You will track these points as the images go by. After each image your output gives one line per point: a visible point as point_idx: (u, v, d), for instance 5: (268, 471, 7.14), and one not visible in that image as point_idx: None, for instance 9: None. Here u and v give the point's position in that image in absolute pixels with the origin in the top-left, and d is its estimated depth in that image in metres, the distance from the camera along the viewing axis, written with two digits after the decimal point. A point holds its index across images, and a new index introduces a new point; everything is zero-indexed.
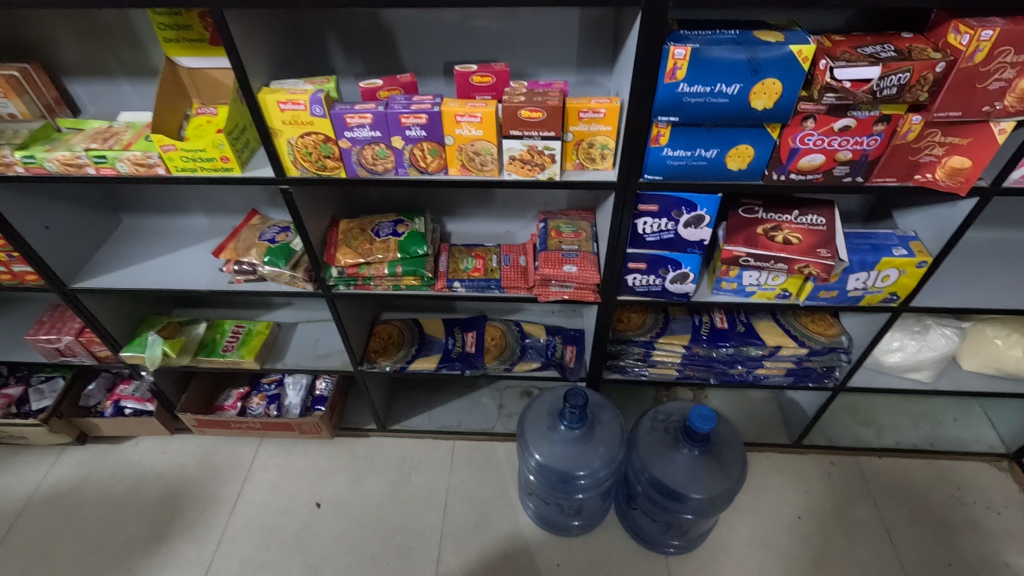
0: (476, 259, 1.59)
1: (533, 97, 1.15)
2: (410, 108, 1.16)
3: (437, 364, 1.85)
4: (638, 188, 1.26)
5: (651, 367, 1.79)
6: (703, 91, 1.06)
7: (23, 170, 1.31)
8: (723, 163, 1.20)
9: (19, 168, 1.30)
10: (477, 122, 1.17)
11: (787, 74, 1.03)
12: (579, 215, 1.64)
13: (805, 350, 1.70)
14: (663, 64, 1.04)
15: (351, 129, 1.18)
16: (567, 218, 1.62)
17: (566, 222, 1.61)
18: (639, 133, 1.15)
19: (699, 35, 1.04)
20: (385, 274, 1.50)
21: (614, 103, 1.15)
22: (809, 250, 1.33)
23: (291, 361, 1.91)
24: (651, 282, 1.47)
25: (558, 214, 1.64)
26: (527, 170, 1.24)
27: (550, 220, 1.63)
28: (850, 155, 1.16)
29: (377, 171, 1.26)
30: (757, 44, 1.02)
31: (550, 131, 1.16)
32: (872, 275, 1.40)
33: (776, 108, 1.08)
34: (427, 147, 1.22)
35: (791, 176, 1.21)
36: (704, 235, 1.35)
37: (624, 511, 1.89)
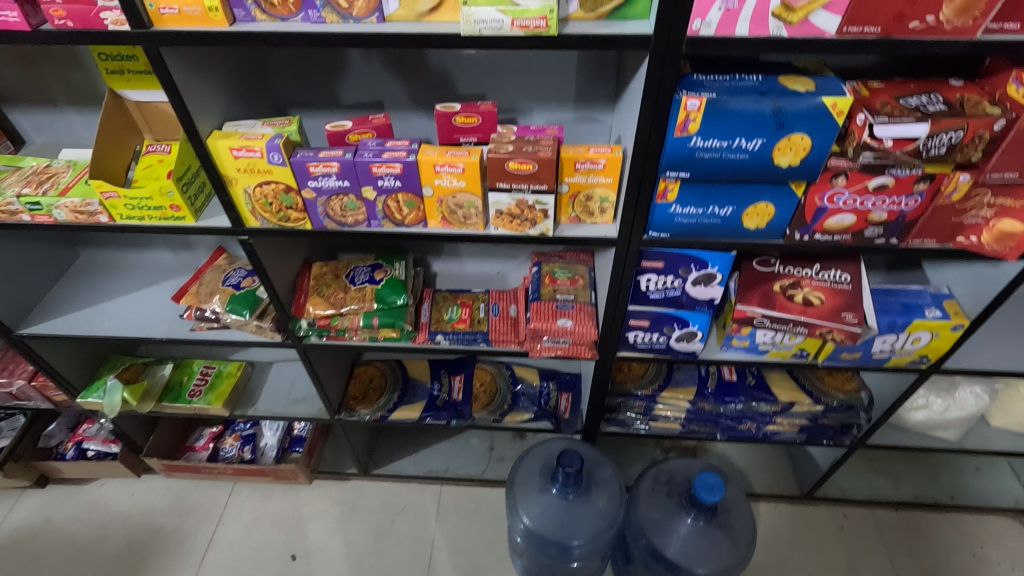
0: (463, 308, 1.45)
1: (522, 146, 1.00)
2: (382, 156, 1.02)
3: (421, 413, 1.70)
4: (641, 245, 1.11)
5: (652, 422, 1.65)
6: (719, 146, 0.91)
7: (27, 218, 1.16)
8: (738, 222, 1.05)
9: (24, 217, 1.15)
10: (459, 173, 1.02)
11: (818, 129, 0.88)
12: (577, 257, 1.49)
13: (821, 407, 1.56)
14: (673, 115, 0.89)
15: (315, 179, 1.04)
16: (563, 262, 1.48)
17: (561, 267, 1.47)
18: (643, 188, 1.01)
19: (716, 83, 0.89)
20: (360, 325, 1.36)
21: (615, 153, 1.01)
22: (832, 312, 1.19)
23: (263, 407, 1.76)
24: (654, 340, 1.33)
25: (553, 257, 1.50)
26: (517, 225, 1.09)
27: (544, 263, 1.48)
28: (884, 215, 1.01)
29: (347, 223, 1.12)
30: (784, 94, 0.87)
31: (542, 185, 1.01)
32: (901, 337, 1.26)
33: (804, 165, 0.93)
34: (402, 198, 1.07)
35: (816, 236, 1.06)
36: (715, 293, 1.20)
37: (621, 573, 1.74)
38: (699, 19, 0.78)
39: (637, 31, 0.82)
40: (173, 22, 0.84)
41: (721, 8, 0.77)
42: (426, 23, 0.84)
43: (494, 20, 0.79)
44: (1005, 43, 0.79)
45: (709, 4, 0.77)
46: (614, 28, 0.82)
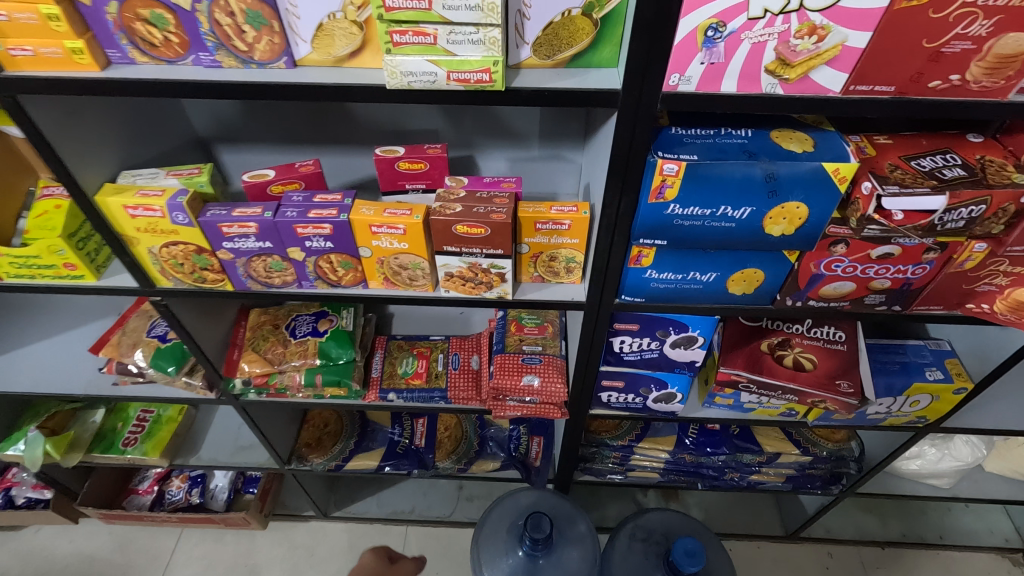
0: (419, 359, 1.30)
1: (472, 204, 0.85)
2: (308, 215, 0.86)
3: (380, 462, 1.57)
4: (613, 310, 0.98)
5: (628, 471, 1.53)
6: (700, 214, 0.77)
7: None
8: (723, 287, 0.92)
9: None
10: (399, 234, 0.88)
11: (816, 197, 0.75)
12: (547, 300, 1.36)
13: (810, 458, 1.46)
14: (646, 179, 0.75)
15: (230, 240, 0.88)
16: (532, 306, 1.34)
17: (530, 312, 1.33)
18: (614, 253, 0.87)
19: (697, 140, 0.75)
20: (301, 384, 1.22)
21: (581, 214, 0.87)
22: (826, 379, 1.06)
23: (207, 456, 1.61)
24: (630, 400, 1.20)
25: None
26: (470, 288, 0.95)
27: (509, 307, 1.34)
28: (888, 283, 0.89)
29: (275, 284, 0.96)
30: (777, 156, 0.73)
31: (496, 249, 0.87)
32: (899, 399, 1.14)
33: (798, 235, 0.80)
34: (336, 259, 0.92)
35: (810, 302, 0.93)
36: (696, 356, 1.08)
37: None
38: (677, 74, 0.64)
39: (604, 84, 0.67)
40: (30, 65, 0.67)
41: (704, 62, 0.62)
42: (346, 70, 0.68)
43: (425, 72, 0.63)
44: None
45: (690, 57, 0.62)
46: (575, 80, 0.68)
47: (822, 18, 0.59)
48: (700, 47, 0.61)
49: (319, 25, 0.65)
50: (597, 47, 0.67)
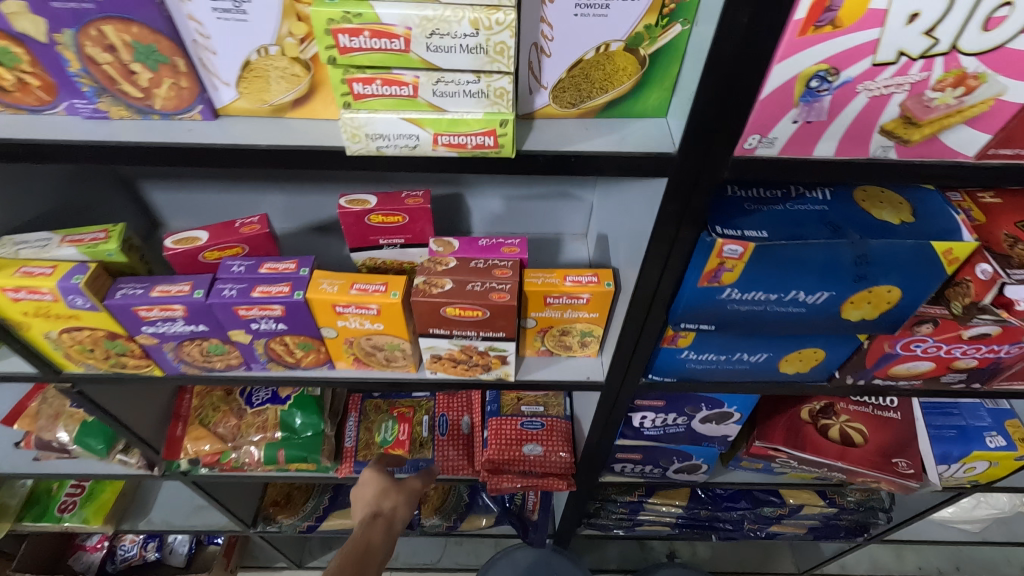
0: (400, 424, 1.11)
1: (465, 277, 0.66)
2: (251, 294, 0.66)
3: None
4: (637, 389, 0.80)
5: (636, 526, 1.38)
6: (763, 300, 0.60)
7: None
8: (773, 367, 0.75)
9: None
10: (372, 314, 0.68)
11: (914, 281, 0.58)
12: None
13: (835, 509, 1.33)
14: (697, 260, 0.57)
15: (150, 324, 0.68)
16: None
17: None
18: (645, 335, 0.69)
19: (764, 208, 0.57)
20: (260, 461, 1.02)
21: (605, 287, 0.68)
22: (880, 457, 0.91)
23: (160, 518, 1.40)
24: (647, 470, 1.05)
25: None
26: (463, 370, 0.76)
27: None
28: (973, 362, 0.73)
29: (216, 368, 0.77)
30: (869, 230, 0.56)
31: (497, 332, 0.68)
32: (953, 467, 1.00)
33: (882, 319, 0.63)
34: (292, 341, 0.73)
35: (876, 380, 0.77)
36: (729, 431, 0.92)
37: None
38: (758, 135, 0.45)
39: (651, 145, 0.49)
40: None
41: (798, 121, 0.44)
42: (292, 123, 0.48)
43: (402, 134, 0.44)
44: None
45: (779, 114, 0.44)
46: (611, 138, 0.49)
47: (979, 63, 0.41)
48: (796, 100, 0.43)
49: (246, 62, 0.45)
50: (643, 92, 0.48)
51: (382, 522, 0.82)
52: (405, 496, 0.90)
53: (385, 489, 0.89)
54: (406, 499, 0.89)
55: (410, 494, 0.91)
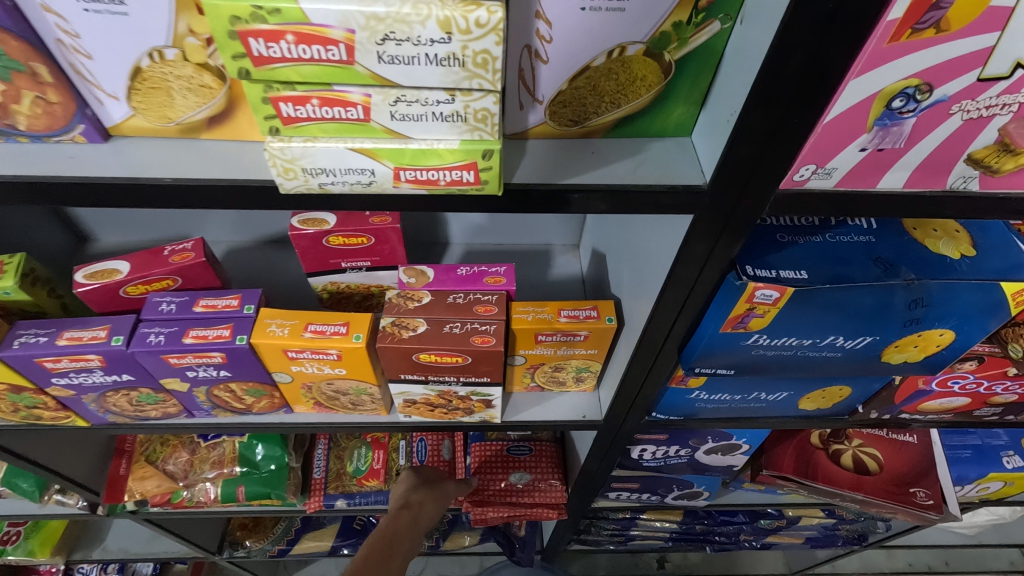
0: (375, 450, 1.01)
1: (442, 317, 0.56)
2: (183, 339, 0.55)
3: (336, 542, 1.31)
4: (638, 428, 0.71)
5: (627, 540, 1.32)
6: (795, 346, 0.50)
7: None
8: (792, 404, 0.67)
9: None
10: (332, 359, 0.58)
11: (972, 324, 0.49)
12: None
13: (835, 520, 1.27)
14: (721, 304, 0.47)
15: (62, 376, 0.56)
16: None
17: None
18: (652, 377, 0.60)
19: (800, 240, 0.47)
20: (217, 498, 0.92)
21: (605, 323, 0.59)
22: (896, 487, 0.83)
23: (117, 546, 1.30)
24: (643, 497, 0.97)
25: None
26: (441, 414, 0.66)
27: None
28: (1013, 397, 0.65)
29: (152, 416, 0.65)
30: (925, 266, 0.46)
31: (481, 377, 0.58)
32: (968, 488, 0.94)
33: (927, 362, 0.54)
34: (239, 387, 0.62)
35: (903, 414, 0.69)
36: (735, 460, 0.84)
37: None
38: (814, 165, 0.36)
39: (674, 174, 0.38)
40: None
41: (868, 148, 0.34)
42: (211, 147, 0.37)
43: (351, 168, 0.33)
44: None
45: (844, 140, 0.34)
46: (623, 165, 0.39)
47: None
48: (869, 123, 0.33)
49: (135, 70, 0.33)
50: (663, 106, 0.38)
51: (412, 510, 0.83)
52: (436, 496, 0.88)
53: (413, 484, 0.89)
54: (436, 497, 0.87)
55: (441, 493, 0.89)
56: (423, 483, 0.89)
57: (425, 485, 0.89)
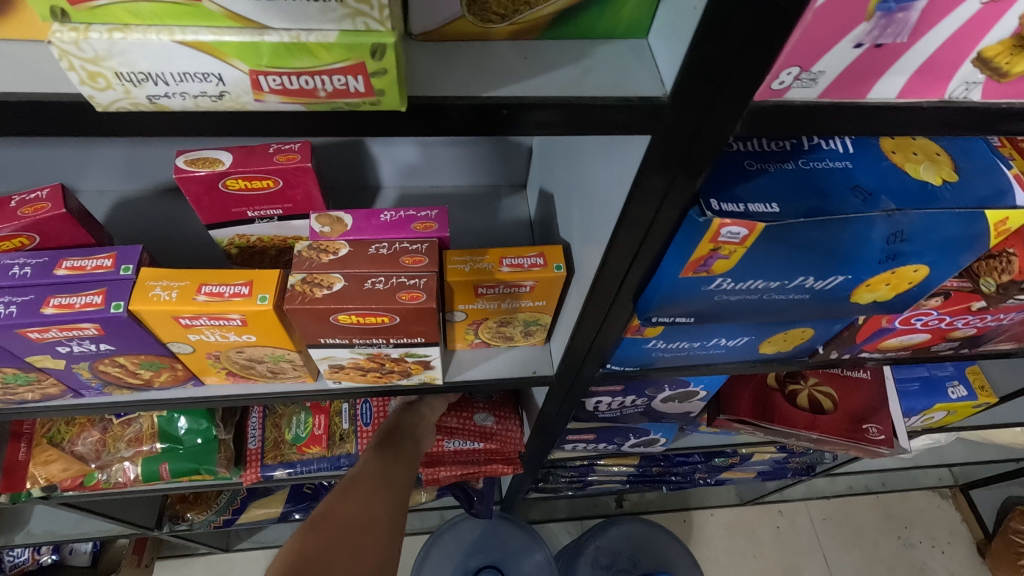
0: (315, 415, 0.93)
1: (363, 272, 0.48)
2: (40, 309, 0.45)
3: (286, 508, 1.25)
4: (593, 380, 0.66)
5: (586, 485, 1.32)
6: (762, 288, 0.45)
7: None
8: (752, 349, 0.63)
9: None
10: (238, 325, 0.49)
11: (951, 257, 0.44)
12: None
13: (786, 455, 1.30)
14: (682, 243, 0.41)
15: None
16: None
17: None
18: (605, 327, 0.54)
19: (770, 167, 0.41)
20: (138, 479, 0.83)
21: (553, 271, 0.52)
22: (849, 424, 0.82)
23: (40, 531, 1.19)
24: (599, 447, 0.94)
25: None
26: (375, 378, 0.59)
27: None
28: (971, 331, 0.64)
29: (29, 399, 0.56)
30: (905, 195, 0.41)
31: (413, 338, 0.51)
32: (914, 419, 0.95)
33: (897, 300, 0.50)
34: (129, 361, 0.53)
35: (863, 354, 0.67)
36: (693, 407, 0.81)
37: None
38: (797, 69, 0.29)
39: (627, 84, 0.31)
40: None
41: (863, 43, 0.28)
42: None
43: (187, 73, 0.24)
44: None
45: (835, 31, 0.28)
46: (565, 74, 0.31)
47: None
48: (869, 8, 0.27)
49: None
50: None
51: (415, 410, 0.84)
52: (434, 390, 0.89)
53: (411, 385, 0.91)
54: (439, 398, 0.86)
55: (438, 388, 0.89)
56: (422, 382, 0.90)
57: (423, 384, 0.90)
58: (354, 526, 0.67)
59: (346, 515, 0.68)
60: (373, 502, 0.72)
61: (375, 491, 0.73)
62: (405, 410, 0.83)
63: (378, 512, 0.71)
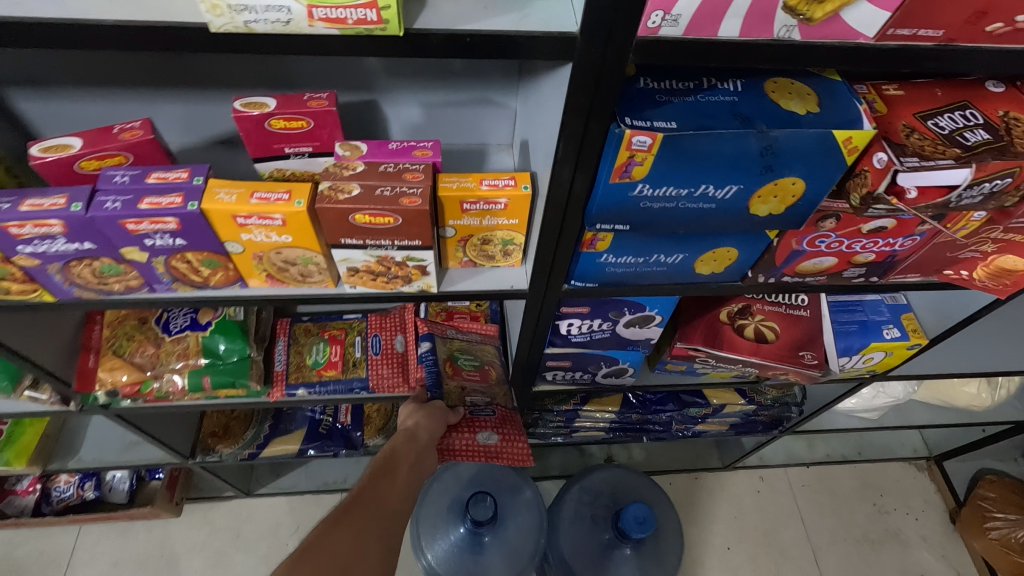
0: (332, 345, 1.10)
1: (374, 183, 0.63)
2: (136, 206, 0.61)
3: (303, 445, 1.38)
4: (561, 296, 0.81)
5: (572, 432, 1.45)
6: (675, 195, 0.60)
7: None
8: (689, 268, 0.77)
9: None
10: (278, 226, 0.65)
11: (818, 171, 0.58)
12: (481, 331, 1.13)
13: (754, 407, 1.42)
14: (608, 155, 0.56)
15: (27, 243, 0.62)
16: (465, 344, 1.11)
17: (465, 351, 1.11)
18: (564, 239, 0.69)
19: (675, 99, 0.56)
20: (185, 389, 0.99)
21: (521, 190, 0.67)
22: (787, 350, 0.98)
23: (89, 458, 1.36)
24: (577, 377, 1.08)
25: (448, 329, 1.11)
26: (382, 283, 0.74)
27: (441, 340, 1.09)
28: (872, 256, 0.77)
29: (113, 291, 0.72)
30: (775, 120, 0.56)
31: (413, 240, 0.67)
32: (855, 358, 1.07)
33: (788, 213, 0.64)
34: (194, 257, 0.68)
35: (785, 278, 0.81)
36: (652, 333, 0.95)
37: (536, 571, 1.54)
38: (662, 12, 0.44)
39: (553, 24, 0.46)
40: None
41: None
42: None
43: (270, 6, 0.40)
44: None
45: None
46: (511, 17, 0.46)
47: None
48: None
49: None
50: None
51: (412, 436, 0.93)
52: (431, 413, 0.98)
53: (410, 410, 0.99)
54: (432, 421, 0.96)
55: (437, 412, 0.98)
56: (419, 410, 0.97)
57: (422, 410, 0.98)
58: (344, 552, 0.74)
59: (334, 544, 0.75)
60: (365, 530, 0.79)
61: (368, 522, 0.80)
62: (402, 437, 0.92)
63: (368, 542, 0.77)
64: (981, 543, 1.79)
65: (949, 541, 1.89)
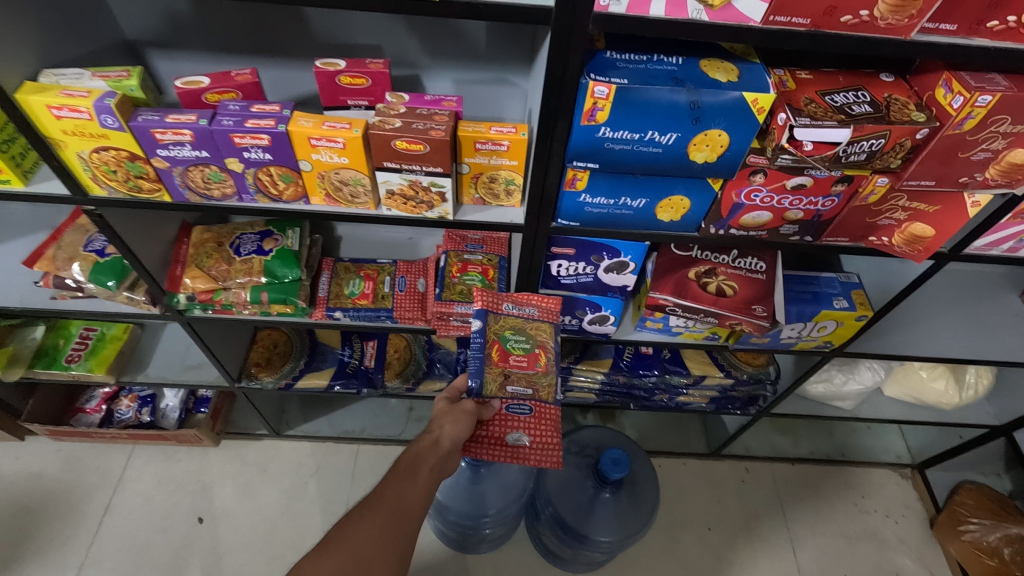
0: (366, 281, 1.32)
1: (411, 121, 0.86)
2: (243, 124, 0.85)
3: (330, 381, 1.60)
4: (550, 233, 1.02)
5: (567, 392, 1.63)
6: (630, 138, 0.81)
7: None
8: (652, 214, 0.97)
9: None
10: (339, 148, 0.88)
11: (737, 126, 0.79)
12: (540, 305, 1.15)
13: (731, 381, 1.58)
14: (579, 101, 0.77)
15: (164, 147, 0.87)
16: (519, 322, 1.13)
17: (518, 330, 1.12)
18: (551, 177, 0.90)
19: (631, 65, 0.78)
20: (247, 301, 1.23)
21: (519, 135, 0.89)
22: (743, 304, 1.16)
23: (155, 374, 1.61)
24: (567, 322, 1.28)
25: (504, 303, 1.13)
26: (411, 207, 0.97)
27: (495, 316, 1.11)
28: (801, 214, 0.96)
29: (213, 196, 0.96)
30: (702, 84, 0.77)
31: (435, 166, 0.89)
32: (808, 325, 1.24)
33: (720, 162, 0.84)
34: (275, 172, 0.92)
35: (732, 230, 1.00)
36: (627, 280, 1.15)
37: (532, 524, 1.70)
38: None
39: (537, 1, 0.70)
40: None
41: None
42: None
43: None
44: (925, 45, 0.71)
45: None
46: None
47: None
48: None
49: None
50: None
51: (434, 440, 0.97)
52: (459, 415, 1.01)
53: (442, 409, 1.03)
54: (458, 425, 0.99)
55: (465, 413, 1.01)
56: (447, 413, 1.01)
57: (450, 413, 1.01)
58: (360, 551, 0.81)
59: (353, 540, 0.82)
60: (385, 527, 0.85)
61: (389, 521, 0.86)
62: (425, 439, 0.97)
63: (388, 543, 0.83)
64: (955, 548, 1.88)
65: (926, 545, 1.96)
